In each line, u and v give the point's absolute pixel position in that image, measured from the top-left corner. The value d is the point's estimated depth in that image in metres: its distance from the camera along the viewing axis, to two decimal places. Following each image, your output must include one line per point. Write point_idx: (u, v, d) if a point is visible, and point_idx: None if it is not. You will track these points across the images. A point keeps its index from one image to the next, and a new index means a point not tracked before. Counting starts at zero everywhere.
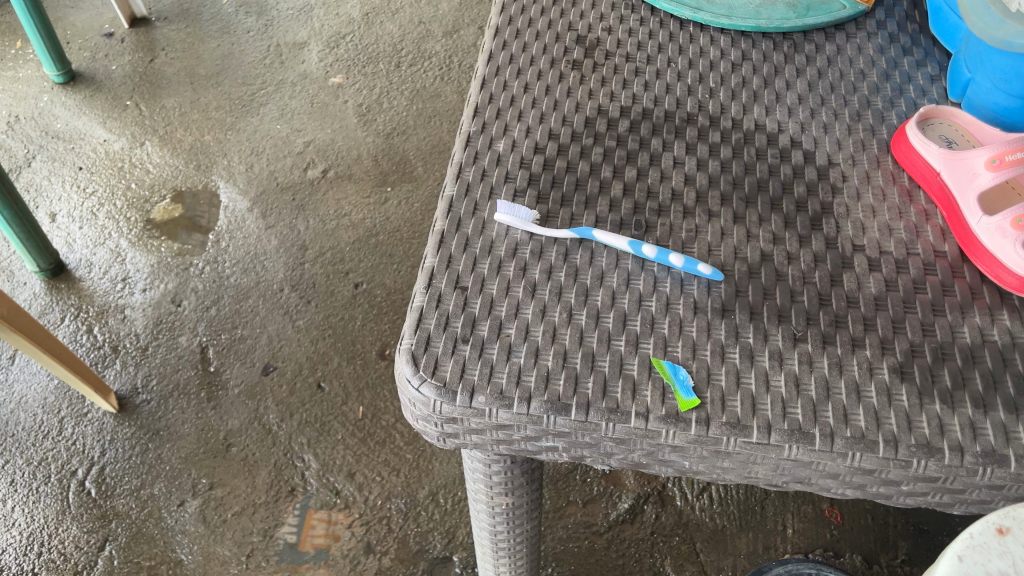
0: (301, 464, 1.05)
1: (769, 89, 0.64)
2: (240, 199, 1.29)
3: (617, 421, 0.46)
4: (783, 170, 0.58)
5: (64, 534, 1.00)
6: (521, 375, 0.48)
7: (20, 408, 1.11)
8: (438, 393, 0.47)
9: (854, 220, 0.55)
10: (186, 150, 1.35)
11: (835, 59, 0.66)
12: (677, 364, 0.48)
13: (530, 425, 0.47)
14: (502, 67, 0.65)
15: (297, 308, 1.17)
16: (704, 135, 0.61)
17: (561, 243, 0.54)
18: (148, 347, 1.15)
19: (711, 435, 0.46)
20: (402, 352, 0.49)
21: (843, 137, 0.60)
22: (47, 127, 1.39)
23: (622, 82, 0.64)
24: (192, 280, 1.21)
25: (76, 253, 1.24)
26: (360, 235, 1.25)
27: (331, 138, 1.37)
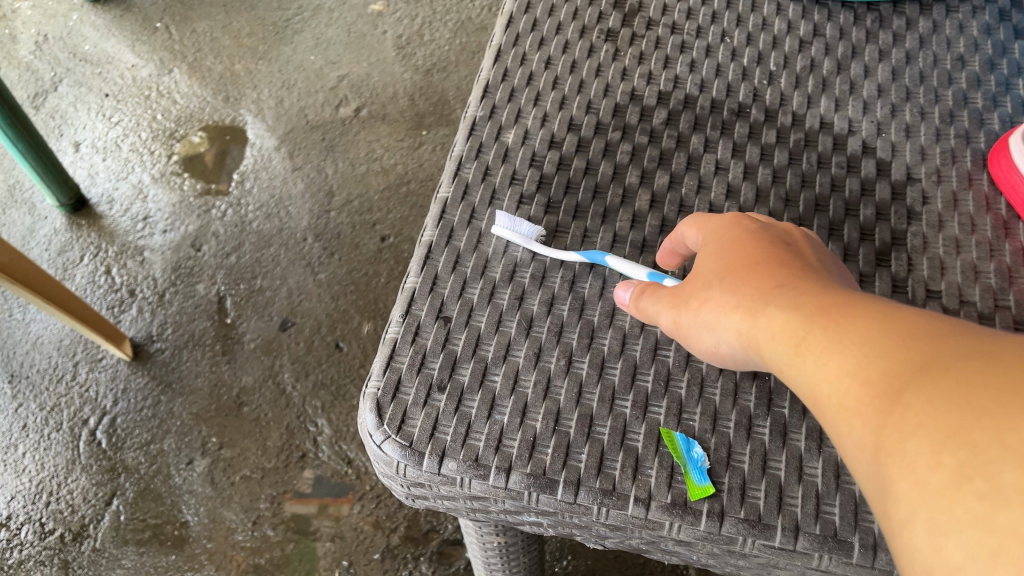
0: (314, 429, 1.00)
1: (842, 76, 0.52)
2: (268, 136, 1.22)
3: (612, 507, 0.38)
4: (848, 184, 0.48)
5: (73, 485, 0.98)
6: (502, 438, 0.40)
7: (35, 350, 1.08)
8: (402, 454, 0.40)
9: (932, 256, 0.45)
10: (215, 80, 1.28)
11: (929, 39, 0.54)
12: (691, 438, 0.40)
13: (509, 500, 0.40)
14: (523, 36, 0.55)
15: (319, 260, 1.11)
16: (757, 132, 0.50)
17: (569, 268, 0.46)
18: (165, 294, 1.10)
19: (724, 534, 0.37)
20: (368, 397, 0.42)
21: (929, 144, 0.49)
22: (75, 49, 1.32)
23: (663, 61, 0.54)
24: (213, 224, 1.15)
25: (98, 186, 1.19)
26: (390, 182, 1.17)
27: (367, 73, 1.27)
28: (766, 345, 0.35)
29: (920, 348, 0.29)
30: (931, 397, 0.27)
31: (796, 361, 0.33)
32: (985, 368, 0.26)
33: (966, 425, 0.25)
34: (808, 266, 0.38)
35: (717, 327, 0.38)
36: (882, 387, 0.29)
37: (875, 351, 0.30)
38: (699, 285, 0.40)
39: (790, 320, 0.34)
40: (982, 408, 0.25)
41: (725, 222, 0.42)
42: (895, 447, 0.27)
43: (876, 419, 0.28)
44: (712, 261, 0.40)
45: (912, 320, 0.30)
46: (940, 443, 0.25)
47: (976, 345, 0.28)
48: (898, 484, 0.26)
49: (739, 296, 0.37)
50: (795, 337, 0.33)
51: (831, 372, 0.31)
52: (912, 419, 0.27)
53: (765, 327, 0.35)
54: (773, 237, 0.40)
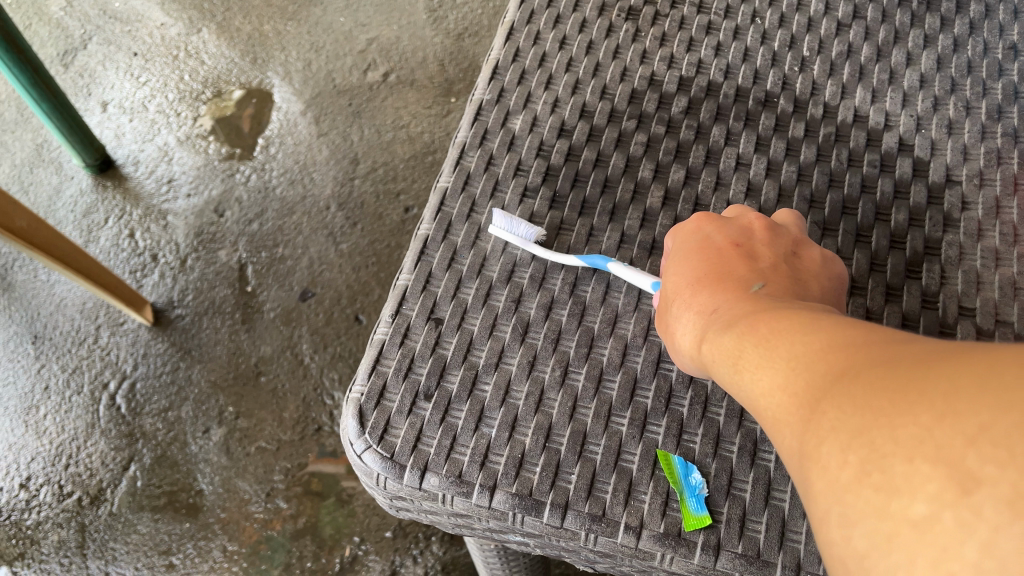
0: (330, 402, 0.99)
1: (882, 64, 0.48)
2: (295, 100, 1.20)
3: (601, 533, 0.36)
4: (880, 185, 0.44)
5: (92, 449, 0.99)
6: (488, 453, 0.38)
7: (58, 312, 1.08)
8: (382, 466, 0.38)
9: (968, 269, 0.41)
10: (243, 41, 1.26)
11: (981, 24, 0.49)
12: (690, 462, 0.37)
13: (493, 520, 0.37)
14: (538, 12, 0.52)
15: (342, 229, 1.09)
16: (784, 124, 0.47)
17: (572, 268, 0.43)
18: (187, 259, 1.09)
19: (719, 569, 0.35)
20: (350, 402, 0.40)
21: (973, 141, 0.45)
22: (106, 5, 1.30)
23: (687, 44, 0.50)
24: (237, 189, 1.14)
25: (124, 147, 1.18)
26: (416, 151, 1.14)
27: (397, 36, 1.24)
28: (709, 360, 0.34)
29: (837, 353, 0.27)
30: (840, 402, 0.25)
31: (731, 374, 0.32)
32: (889, 365, 0.25)
33: (868, 424, 0.24)
34: (762, 269, 0.37)
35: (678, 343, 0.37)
36: (802, 394, 0.28)
37: (797, 360, 0.29)
38: (663, 302, 0.39)
39: (727, 333, 0.33)
40: (879, 405, 0.24)
41: (690, 227, 0.41)
42: (813, 453, 0.26)
43: (798, 427, 0.27)
44: (674, 275, 0.39)
45: (835, 323, 0.29)
46: (847, 445, 0.24)
47: (889, 342, 0.26)
48: (815, 491, 0.25)
49: (691, 310, 0.36)
50: (731, 352, 0.32)
51: (762, 387, 0.30)
52: (825, 424, 0.26)
53: (707, 339, 0.34)
54: (729, 239, 0.39)
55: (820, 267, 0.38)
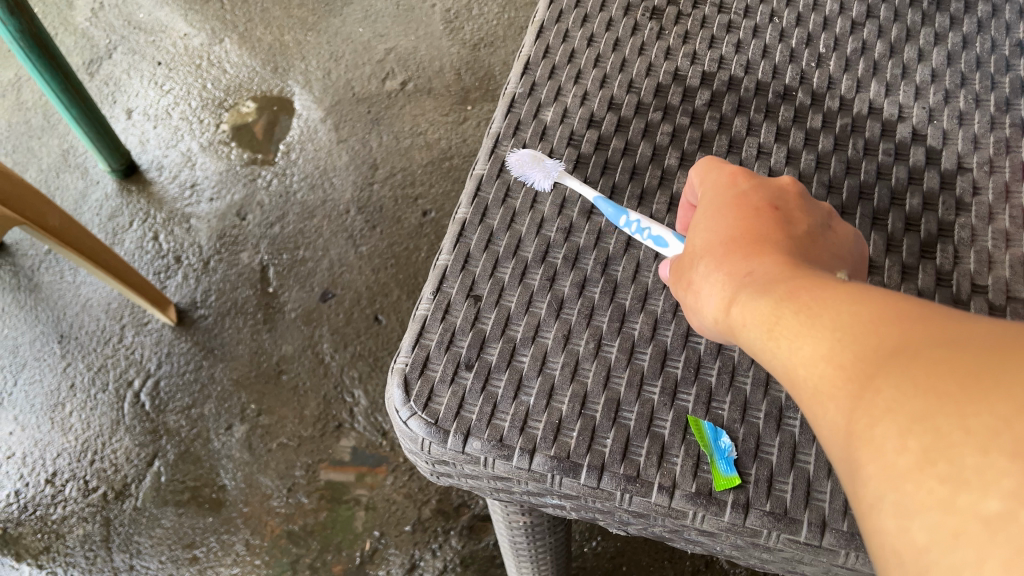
0: (350, 400, 1.02)
1: (895, 60, 0.51)
2: (315, 107, 1.23)
3: (635, 493, 0.38)
4: (895, 172, 0.46)
5: (117, 445, 1.01)
6: (527, 420, 0.40)
7: (84, 312, 1.10)
8: (427, 431, 0.40)
9: (979, 250, 0.43)
10: (264, 50, 1.29)
11: (988, 23, 0.52)
12: (719, 427, 0.39)
13: (533, 482, 0.39)
14: (567, 11, 0.54)
15: (361, 232, 1.12)
16: (803, 116, 0.49)
17: (603, 249, 0.45)
18: (210, 261, 1.12)
19: (748, 526, 0.37)
20: (395, 372, 0.42)
21: (983, 132, 0.47)
22: (130, 16, 1.34)
23: (709, 41, 0.52)
24: (259, 193, 1.16)
25: (148, 153, 1.21)
26: (433, 157, 1.17)
27: (415, 46, 1.27)
28: (740, 324, 0.35)
29: (890, 330, 0.28)
30: (898, 382, 0.26)
31: (766, 341, 0.33)
32: (954, 350, 0.25)
33: (933, 412, 0.24)
34: (795, 239, 0.38)
35: (703, 306, 0.38)
36: (851, 372, 0.28)
37: (845, 334, 0.29)
38: (686, 258, 0.40)
39: (764, 301, 0.34)
40: (947, 394, 0.24)
41: (724, 179, 0.42)
42: (862, 433, 0.26)
43: (846, 405, 0.27)
44: (701, 235, 0.40)
45: (884, 297, 0.30)
46: (908, 428, 0.25)
47: (952, 327, 0.26)
48: (866, 472, 0.26)
49: (720, 273, 0.37)
50: (767, 320, 0.33)
51: (802, 357, 0.31)
52: (879, 404, 0.26)
53: (739, 306, 0.35)
54: (762, 199, 0.40)
55: (845, 240, 0.39)
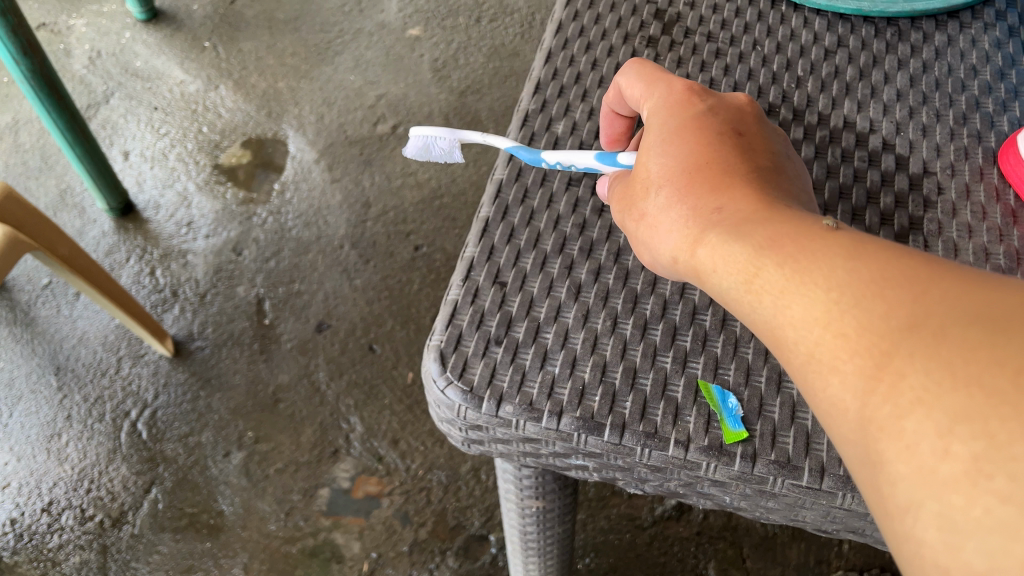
0: (346, 427, 1.04)
1: (865, 82, 0.57)
2: (308, 149, 1.29)
3: (654, 447, 0.42)
4: (870, 175, 0.52)
5: (114, 473, 1.02)
6: (554, 386, 0.44)
7: (81, 345, 1.12)
8: (463, 398, 0.44)
9: (946, 239, 0.49)
10: (259, 96, 1.35)
11: (944, 50, 0.59)
12: (726, 390, 0.44)
13: (560, 442, 0.43)
14: (571, 39, 0.60)
15: (355, 266, 1.17)
16: (786, 128, 0.55)
17: (614, 241, 0.50)
18: (206, 295, 1.15)
19: (756, 474, 0.41)
20: (431, 348, 0.46)
21: (944, 142, 0.54)
22: (127, 64, 1.39)
23: (700, 66, 0.59)
24: (254, 230, 1.21)
25: (145, 193, 1.25)
26: (424, 196, 1.23)
27: (404, 92, 1.34)
28: (710, 263, 0.38)
29: (902, 300, 0.29)
30: (925, 364, 0.26)
31: (743, 288, 0.36)
32: (983, 327, 0.26)
33: (980, 412, 0.24)
34: (754, 168, 0.41)
35: (660, 232, 0.41)
36: (864, 346, 0.29)
37: (848, 301, 0.30)
38: (642, 194, 0.43)
39: (736, 242, 0.37)
40: (997, 390, 0.24)
41: (682, 96, 0.45)
42: (885, 422, 0.27)
43: (859, 383, 0.28)
44: (655, 153, 0.43)
45: (883, 259, 0.31)
46: (948, 427, 0.25)
47: (977, 305, 0.27)
48: (892, 468, 0.26)
49: (684, 206, 0.40)
50: (749, 272, 0.35)
51: (798, 321, 0.32)
52: (904, 388, 0.27)
53: (704, 242, 0.38)
54: (722, 123, 0.43)
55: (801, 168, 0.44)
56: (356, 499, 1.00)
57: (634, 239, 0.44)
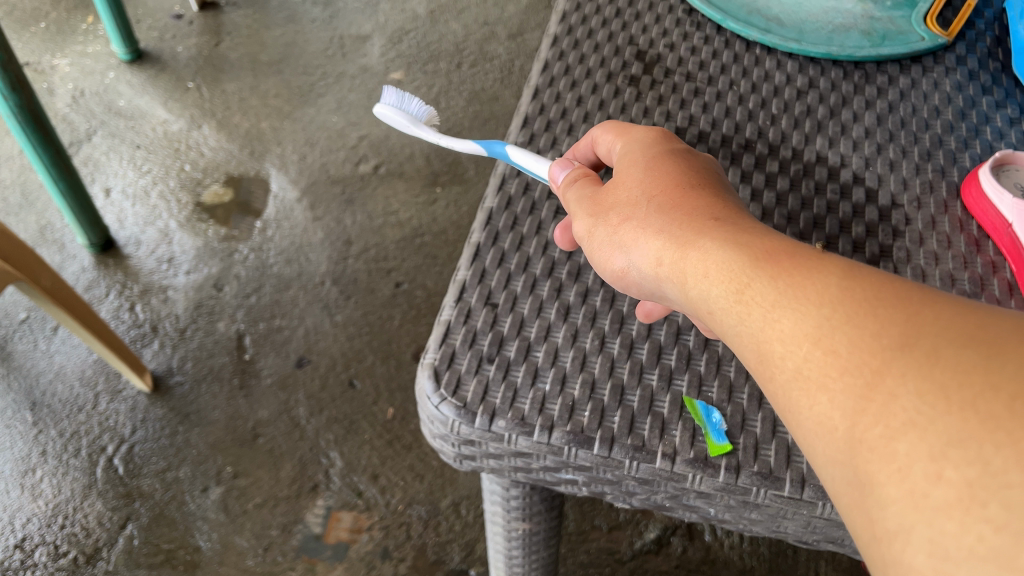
0: (326, 462, 1.04)
1: (835, 120, 0.61)
2: (290, 188, 1.31)
3: (642, 460, 0.44)
4: (842, 207, 0.55)
5: (88, 509, 1.00)
6: (545, 402, 0.46)
7: (58, 379, 1.11)
8: (456, 413, 0.45)
9: (915, 266, 0.51)
10: (242, 136, 1.37)
11: (908, 92, 0.63)
12: (710, 406, 0.46)
13: (550, 456, 0.45)
14: (557, 78, 0.63)
15: (336, 303, 1.18)
16: (762, 163, 0.58)
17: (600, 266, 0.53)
18: (186, 330, 1.15)
19: (740, 485, 0.43)
20: (425, 366, 0.47)
21: (910, 177, 0.57)
22: (111, 104, 1.40)
23: (679, 103, 0.62)
24: (236, 266, 1.22)
25: (126, 230, 1.25)
26: (405, 234, 1.26)
27: (386, 134, 1.38)
28: (698, 267, 0.37)
29: (895, 321, 0.28)
30: (918, 386, 0.26)
31: (732, 299, 0.35)
32: (976, 351, 0.25)
33: (974, 437, 0.24)
34: (735, 199, 0.42)
35: (644, 239, 0.41)
36: (854, 365, 0.28)
37: (840, 320, 0.30)
38: (631, 205, 0.43)
39: (729, 248, 0.36)
40: (992, 415, 0.24)
41: (659, 135, 0.48)
42: (875, 443, 0.27)
43: (850, 403, 0.28)
44: (637, 174, 0.44)
45: (874, 277, 0.31)
46: (940, 451, 0.24)
47: (971, 327, 0.27)
48: (884, 490, 0.26)
49: (674, 214, 0.40)
50: (738, 283, 0.35)
51: (788, 336, 0.31)
52: (896, 409, 0.26)
53: (693, 246, 0.38)
54: (704, 162, 0.46)
55: None
56: (330, 544, 0.98)
57: (608, 247, 0.43)
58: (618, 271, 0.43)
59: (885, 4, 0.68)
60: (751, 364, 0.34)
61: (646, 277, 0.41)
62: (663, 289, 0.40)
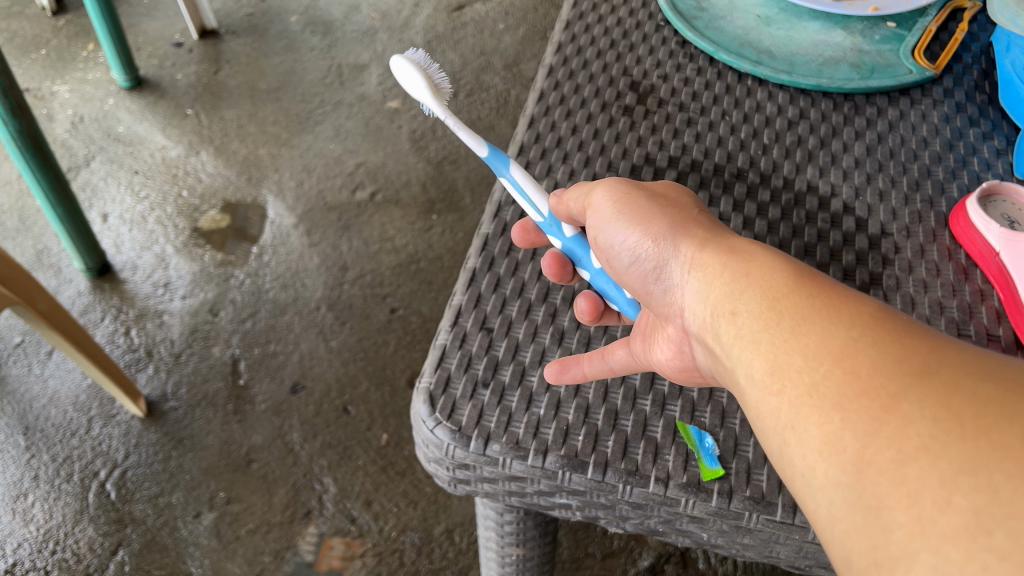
0: (320, 488, 1.04)
1: (825, 151, 0.62)
2: (287, 214, 1.32)
3: (635, 484, 0.44)
4: (832, 235, 0.56)
5: (79, 535, 0.99)
6: (539, 427, 0.46)
7: (51, 404, 1.10)
8: (451, 437, 0.45)
9: (904, 294, 0.52)
10: (239, 162, 1.38)
11: (897, 124, 0.64)
12: (702, 431, 0.46)
13: (544, 480, 0.45)
14: (552, 107, 0.64)
15: (331, 328, 1.19)
16: (754, 192, 0.59)
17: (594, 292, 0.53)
18: (181, 355, 1.15)
19: (732, 509, 0.43)
20: (420, 391, 0.48)
21: (900, 206, 0.58)
22: (110, 130, 1.41)
23: (672, 133, 0.63)
24: (231, 292, 1.22)
25: (123, 255, 1.25)
26: (401, 261, 1.27)
27: (383, 162, 1.40)
28: (737, 268, 0.37)
29: (916, 351, 0.29)
30: (936, 414, 0.26)
31: (767, 300, 0.34)
32: (994, 386, 0.26)
33: (985, 465, 0.24)
34: None
35: (683, 241, 0.41)
36: (871, 388, 0.28)
37: (868, 341, 0.30)
38: (668, 213, 0.43)
39: (772, 258, 0.37)
40: (1004, 444, 0.24)
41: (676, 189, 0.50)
42: (885, 466, 0.26)
43: (863, 424, 0.28)
44: (669, 198, 0.45)
45: (895, 312, 0.32)
46: (951, 477, 0.25)
47: (989, 364, 0.28)
48: (890, 515, 0.26)
49: (715, 230, 0.41)
50: (775, 292, 0.34)
51: (813, 347, 0.31)
52: (910, 434, 0.26)
53: (736, 251, 0.38)
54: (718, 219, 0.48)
55: None
56: (321, 572, 0.97)
57: (642, 230, 0.43)
58: (644, 247, 0.43)
59: (874, 38, 0.70)
60: (758, 374, 0.33)
61: (672, 270, 0.41)
62: (684, 286, 0.40)
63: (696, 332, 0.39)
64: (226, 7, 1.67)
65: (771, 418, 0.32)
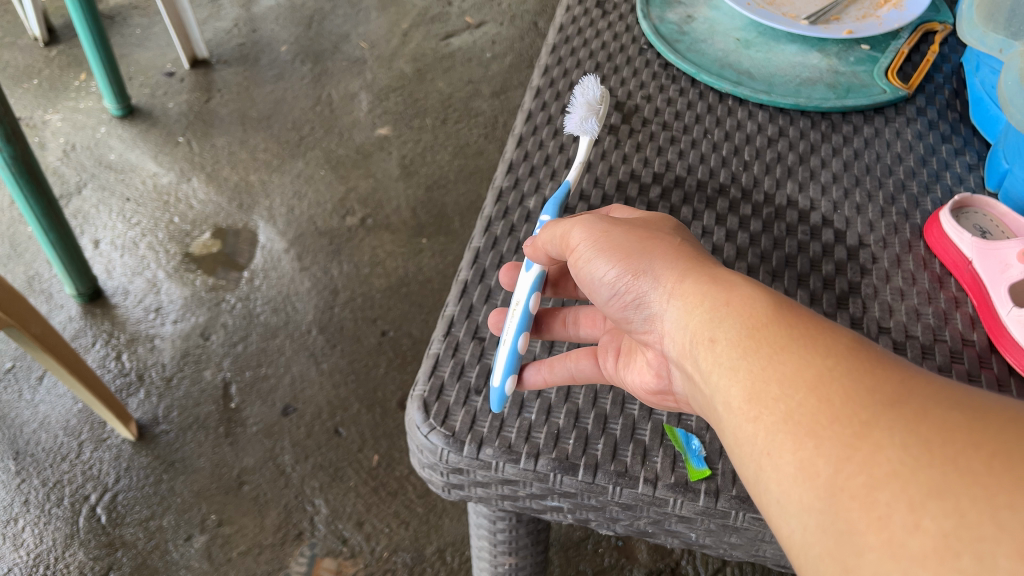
0: (311, 509, 1.04)
1: (804, 167, 0.64)
2: (278, 239, 1.33)
3: (625, 485, 0.45)
4: (812, 247, 0.58)
5: (69, 559, 0.98)
6: (531, 431, 0.47)
7: (42, 428, 1.10)
8: (446, 442, 0.47)
9: (882, 302, 0.54)
10: (230, 189, 1.40)
11: (872, 141, 0.66)
12: (689, 433, 0.48)
13: (536, 483, 0.46)
14: (540, 127, 0.66)
15: (322, 351, 1.20)
16: (736, 206, 0.60)
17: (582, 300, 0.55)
18: (172, 379, 1.15)
19: (719, 508, 0.44)
20: (414, 398, 0.49)
21: (876, 219, 0.60)
22: (102, 157, 1.43)
23: (657, 150, 0.65)
24: (223, 315, 1.23)
25: (114, 280, 1.26)
26: (391, 284, 1.28)
27: (374, 187, 1.42)
28: (721, 291, 0.38)
29: (890, 382, 0.30)
30: (905, 438, 0.27)
31: (748, 326, 0.36)
32: (961, 415, 0.28)
33: (953, 491, 0.25)
34: None
35: (662, 261, 0.42)
36: (845, 416, 0.30)
37: (841, 372, 0.31)
38: (653, 236, 0.45)
39: (750, 285, 0.38)
40: (971, 471, 0.26)
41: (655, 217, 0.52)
42: (856, 491, 0.28)
43: (836, 450, 0.29)
44: (654, 223, 0.47)
45: (870, 345, 0.33)
46: (920, 501, 0.26)
47: (955, 394, 0.29)
48: (860, 537, 0.27)
49: (696, 255, 0.43)
50: (753, 321, 0.36)
51: (789, 377, 0.33)
52: (881, 459, 0.27)
53: (717, 276, 0.39)
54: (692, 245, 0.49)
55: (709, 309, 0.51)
56: None
57: (621, 265, 0.44)
58: (623, 283, 0.43)
59: (849, 60, 0.73)
60: (735, 403, 0.35)
61: (652, 300, 0.42)
62: (666, 315, 0.41)
63: (676, 360, 0.41)
64: (218, 37, 1.69)
65: (747, 443, 0.33)
